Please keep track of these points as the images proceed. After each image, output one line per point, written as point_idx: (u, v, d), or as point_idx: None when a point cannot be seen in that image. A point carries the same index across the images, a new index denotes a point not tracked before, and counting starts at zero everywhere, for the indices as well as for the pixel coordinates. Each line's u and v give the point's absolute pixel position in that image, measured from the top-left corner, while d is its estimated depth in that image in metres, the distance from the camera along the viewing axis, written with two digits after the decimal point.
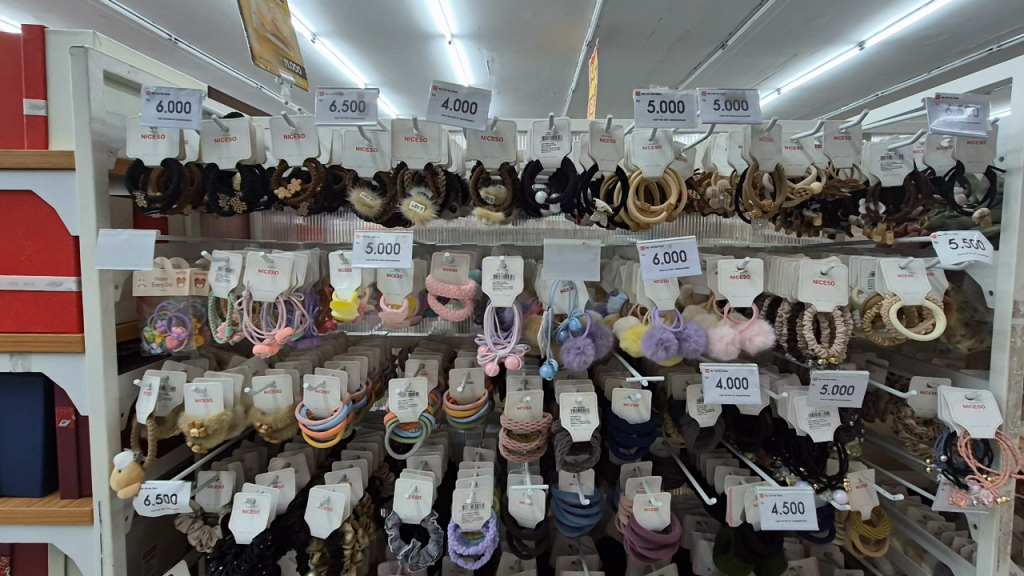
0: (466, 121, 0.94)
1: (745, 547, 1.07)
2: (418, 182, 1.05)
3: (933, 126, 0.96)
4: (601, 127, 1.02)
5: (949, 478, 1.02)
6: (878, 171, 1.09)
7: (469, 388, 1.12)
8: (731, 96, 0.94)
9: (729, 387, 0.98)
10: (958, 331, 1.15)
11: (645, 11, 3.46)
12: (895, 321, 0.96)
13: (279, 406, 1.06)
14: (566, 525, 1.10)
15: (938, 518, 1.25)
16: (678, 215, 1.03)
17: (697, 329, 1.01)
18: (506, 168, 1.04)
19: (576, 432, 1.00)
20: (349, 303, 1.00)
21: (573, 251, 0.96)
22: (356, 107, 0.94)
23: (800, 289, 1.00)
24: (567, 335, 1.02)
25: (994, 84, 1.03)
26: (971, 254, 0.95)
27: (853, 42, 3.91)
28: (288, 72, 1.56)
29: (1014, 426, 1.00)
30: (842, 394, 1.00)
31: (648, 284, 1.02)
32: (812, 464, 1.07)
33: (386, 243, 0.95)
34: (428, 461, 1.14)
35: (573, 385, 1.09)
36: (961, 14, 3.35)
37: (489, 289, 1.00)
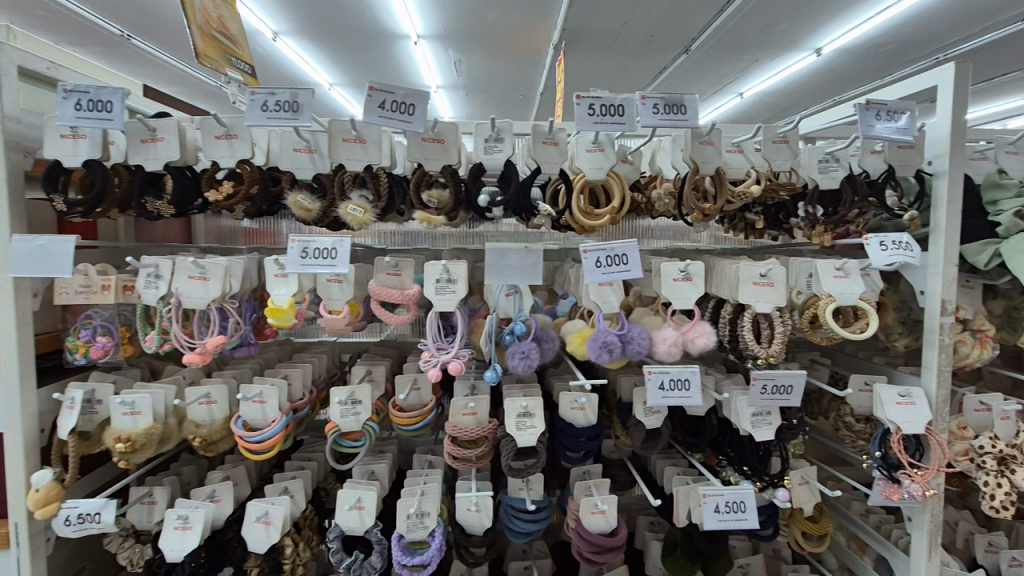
0: (405, 122, 0.92)
1: (690, 548, 1.08)
2: (359, 184, 1.02)
3: (865, 132, 0.99)
4: (543, 130, 1.01)
5: (883, 473, 1.04)
6: (816, 174, 1.11)
7: (415, 395, 1.10)
8: (669, 100, 0.95)
9: (671, 389, 0.99)
10: (895, 330, 1.20)
11: (610, 15, 3.50)
12: (831, 321, 0.99)
13: (214, 417, 1.02)
14: (515, 532, 1.10)
15: (880, 512, 1.29)
16: (621, 218, 1.04)
17: (641, 331, 1.01)
18: (449, 170, 1.01)
19: (521, 438, 0.99)
20: (285, 309, 0.96)
21: (514, 255, 0.95)
22: (289, 107, 0.92)
23: (741, 291, 1.01)
24: (513, 340, 1.01)
25: (922, 91, 1.07)
26: (900, 255, 0.98)
27: (811, 49, 4.03)
28: (236, 71, 1.51)
29: (943, 421, 1.04)
30: (781, 394, 1.02)
31: (594, 287, 1.03)
32: (756, 463, 1.08)
33: (322, 247, 0.92)
34: (375, 470, 1.12)
35: (521, 389, 1.08)
36: (910, 23, 3.50)
37: (431, 293, 0.98)
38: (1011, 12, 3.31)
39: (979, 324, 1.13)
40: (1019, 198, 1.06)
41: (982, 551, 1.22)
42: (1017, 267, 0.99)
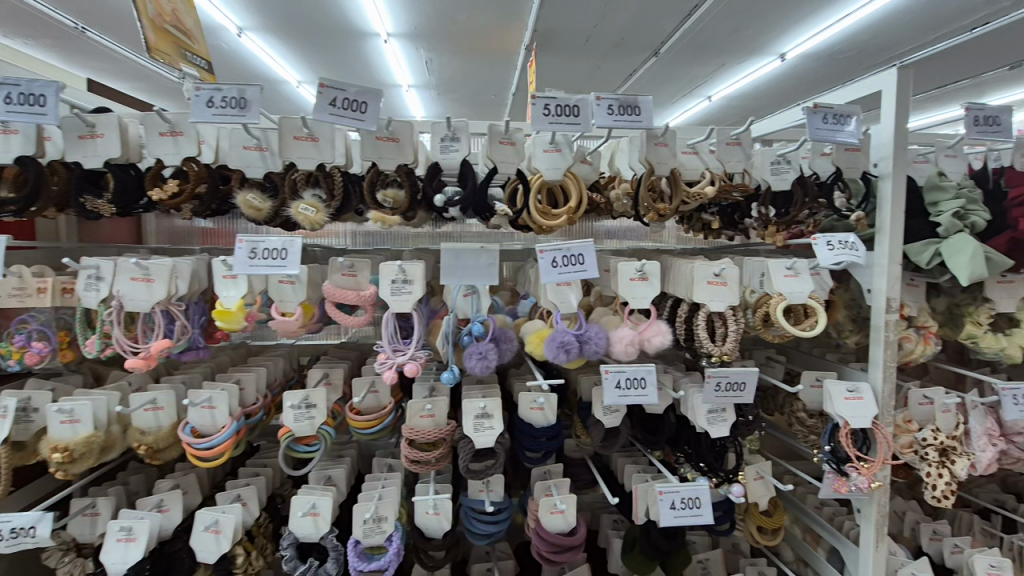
0: (356, 120, 0.90)
1: (649, 544, 1.11)
2: (311, 183, 1.00)
3: (814, 135, 1.02)
4: (500, 129, 1.01)
5: (833, 466, 1.08)
6: (768, 176, 1.13)
7: (373, 398, 1.08)
8: (623, 101, 0.96)
9: (628, 388, 1.00)
10: (845, 326, 1.24)
11: (580, 17, 3.54)
12: (782, 319, 1.01)
13: (161, 424, 0.99)
14: (475, 534, 1.09)
15: (833, 505, 1.33)
16: (578, 218, 1.04)
17: (598, 331, 1.02)
18: (404, 169, 1.00)
19: (479, 439, 0.98)
20: (233, 312, 0.95)
21: (470, 255, 0.95)
22: (236, 103, 0.89)
23: (696, 290, 1.03)
24: (471, 341, 1.00)
25: (866, 96, 1.11)
26: (847, 254, 1.01)
27: (775, 54, 4.14)
28: (191, 66, 1.45)
29: (888, 415, 1.07)
30: (735, 390, 1.04)
31: (552, 287, 1.03)
32: (712, 460, 1.10)
33: (272, 247, 0.90)
34: (332, 475, 1.10)
35: (480, 390, 1.07)
36: (869, 30, 3.62)
37: (387, 294, 0.96)
38: (962, 21, 3.46)
39: (923, 321, 1.18)
40: (958, 200, 1.10)
41: (927, 539, 1.27)
42: (955, 266, 1.04)
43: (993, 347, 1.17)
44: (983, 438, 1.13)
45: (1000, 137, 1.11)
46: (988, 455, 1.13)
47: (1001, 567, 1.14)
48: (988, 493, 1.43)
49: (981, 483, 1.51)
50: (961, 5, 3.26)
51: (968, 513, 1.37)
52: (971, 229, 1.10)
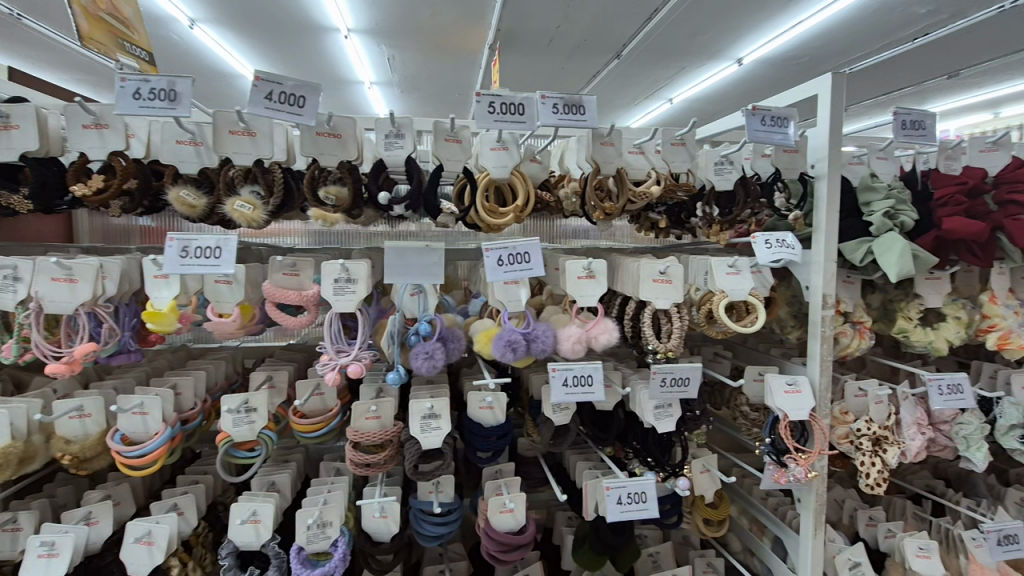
0: (294, 114, 0.88)
1: (598, 541, 1.12)
2: (249, 179, 0.97)
3: (753, 137, 1.05)
4: (446, 127, 1.00)
5: (773, 458, 1.11)
6: (712, 176, 1.17)
7: (317, 400, 1.05)
8: (568, 100, 0.96)
9: (574, 385, 1.00)
10: (788, 322, 1.28)
11: (545, 18, 3.55)
12: (723, 316, 1.04)
13: (88, 431, 0.94)
14: (424, 536, 1.08)
15: (777, 495, 1.37)
16: (526, 216, 1.04)
17: (545, 330, 1.02)
18: (346, 166, 0.98)
19: (426, 440, 0.97)
20: (164, 314, 0.91)
21: (415, 254, 0.93)
22: (165, 96, 0.85)
23: (642, 288, 1.04)
24: (417, 340, 0.99)
25: (804, 100, 1.15)
26: (784, 252, 1.05)
27: (733, 59, 4.25)
28: (129, 58, 1.36)
29: (824, 408, 1.11)
30: (679, 385, 1.07)
31: (499, 285, 1.02)
32: (658, 454, 1.12)
33: (205, 245, 0.87)
34: (276, 481, 1.07)
35: (429, 390, 1.06)
36: (820, 37, 3.76)
37: (329, 294, 0.94)
38: (906, 31, 3.63)
39: (858, 316, 1.22)
40: (888, 200, 1.15)
41: (863, 525, 1.33)
42: (885, 263, 1.08)
43: (922, 341, 1.23)
44: (912, 427, 1.19)
45: (925, 141, 1.17)
46: (917, 443, 1.18)
47: (929, 549, 1.20)
48: (920, 479, 1.50)
49: (915, 470, 1.59)
50: (905, 16, 3.41)
51: (901, 498, 1.43)
52: (901, 228, 1.15)
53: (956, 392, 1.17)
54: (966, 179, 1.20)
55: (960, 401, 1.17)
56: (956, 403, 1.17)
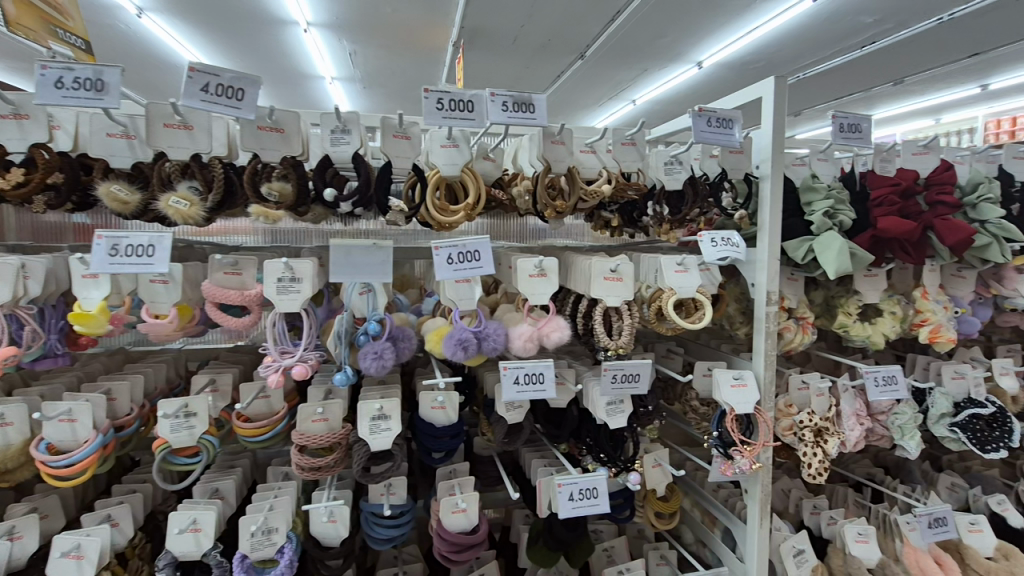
0: (232, 108, 0.85)
1: (552, 537, 1.13)
2: (186, 175, 0.93)
3: (699, 138, 1.07)
4: (394, 123, 0.99)
5: (720, 451, 1.14)
6: (663, 175, 1.19)
7: (263, 403, 1.02)
8: (517, 98, 0.97)
9: (526, 383, 1.01)
10: (737, 319, 1.31)
11: (508, 16, 3.55)
12: (672, 313, 1.06)
13: (10, 441, 0.89)
14: (375, 539, 1.06)
15: (728, 487, 1.41)
16: (477, 214, 1.04)
17: (496, 328, 1.02)
18: (289, 161, 0.95)
19: (376, 441, 0.95)
20: (95, 315, 0.86)
21: (362, 252, 0.91)
22: (91, 85, 0.80)
23: (593, 286, 1.05)
24: (366, 340, 0.97)
25: (750, 102, 1.18)
26: (728, 250, 1.08)
27: (693, 62, 4.35)
28: (63, 45, 1.27)
29: (769, 401, 1.15)
30: (630, 381, 1.08)
31: (450, 284, 1.01)
32: (611, 450, 1.13)
33: (136, 243, 0.83)
34: (219, 487, 1.03)
35: (379, 390, 1.04)
36: (775, 43, 3.88)
37: (272, 294, 0.91)
38: (854, 40, 3.80)
39: (801, 312, 1.27)
40: (828, 200, 1.20)
41: (808, 514, 1.38)
42: (824, 260, 1.12)
43: (860, 335, 1.29)
44: (851, 418, 1.24)
45: (862, 143, 1.22)
46: (855, 433, 1.23)
47: (867, 534, 1.26)
48: (862, 468, 1.57)
49: (857, 459, 1.66)
50: (853, 25, 3.56)
51: (844, 487, 1.49)
52: (840, 227, 1.20)
53: (890, 383, 1.22)
54: (899, 181, 1.25)
55: (894, 392, 1.22)
56: (891, 394, 1.22)
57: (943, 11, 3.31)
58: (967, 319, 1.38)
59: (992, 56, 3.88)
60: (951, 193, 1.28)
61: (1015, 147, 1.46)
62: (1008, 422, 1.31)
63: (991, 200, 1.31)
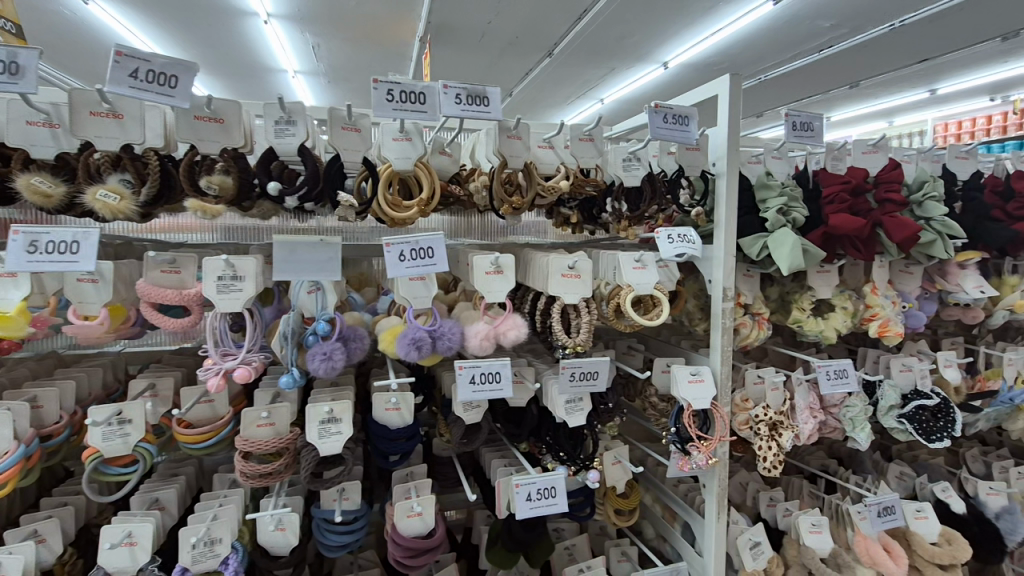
0: (165, 96, 0.80)
1: (510, 538, 1.11)
2: (117, 167, 0.89)
3: (657, 135, 1.07)
4: (342, 114, 0.95)
5: (677, 447, 1.15)
6: (620, 172, 1.19)
7: (206, 408, 0.97)
8: (470, 91, 0.94)
9: (482, 383, 0.99)
10: (696, 315, 1.32)
11: (476, 12, 3.51)
12: (630, 310, 1.06)
13: None
14: (327, 546, 1.02)
15: (688, 481, 1.42)
16: (431, 210, 1.01)
17: (452, 327, 1.00)
18: (229, 154, 0.91)
19: (325, 446, 0.92)
20: (13, 317, 0.80)
21: (308, 249, 0.88)
22: (5, 68, 0.74)
23: (551, 283, 1.03)
24: (316, 341, 0.93)
25: (706, 100, 1.19)
26: (685, 247, 1.08)
27: (659, 62, 4.40)
28: None
29: (725, 396, 1.16)
30: (589, 379, 1.07)
31: (403, 282, 0.98)
32: (570, 448, 1.12)
33: (59, 240, 0.77)
34: (160, 497, 0.98)
35: (331, 392, 1.00)
36: (739, 45, 3.96)
37: (212, 293, 0.86)
38: (813, 44, 3.91)
39: (757, 308, 1.29)
40: (782, 197, 1.22)
41: (765, 506, 1.40)
42: (778, 257, 1.14)
43: (814, 330, 1.32)
44: (805, 411, 1.27)
45: (814, 142, 1.24)
46: (809, 426, 1.26)
47: (820, 525, 1.29)
48: (816, 459, 1.61)
49: (812, 451, 1.70)
50: (812, 29, 3.66)
51: (799, 478, 1.53)
52: (793, 224, 1.22)
53: (842, 377, 1.25)
54: (850, 179, 1.28)
55: (846, 385, 1.25)
56: (842, 388, 1.25)
57: (895, 17, 3.44)
58: (914, 313, 1.41)
59: (939, 61, 4.06)
60: (898, 191, 1.31)
61: (957, 148, 1.51)
62: (951, 412, 1.36)
63: (936, 198, 1.35)
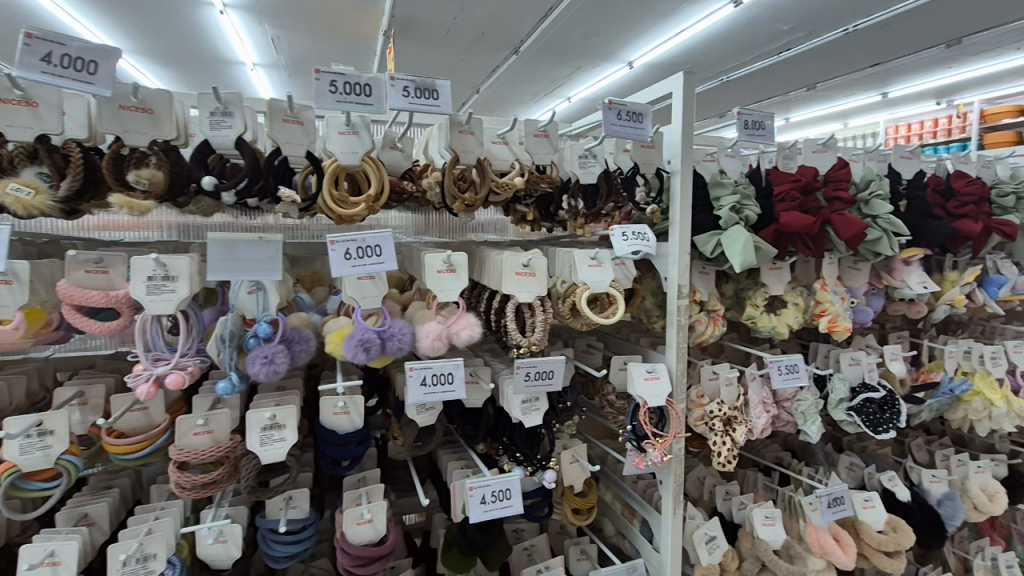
0: (83, 83, 0.74)
1: (465, 542, 1.09)
2: (33, 160, 0.82)
3: (611, 133, 1.06)
4: (283, 106, 0.91)
5: (633, 444, 1.15)
6: (576, 169, 1.17)
7: (140, 416, 0.91)
8: (419, 84, 0.91)
9: (434, 384, 0.96)
10: (654, 312, 1.33)
11: (441, 8, 3.47)
12: (585, 308, 1.05)
13: None
14: (273, 557, 0.98)
15: (646, 478, 1.43)
16: (380, 207, 0.97)
17: (402, 327, 0.97)
18: (159, 146, 0.85)
19: (267, 454, 0.88)
20: None
21: (246, 247, 0.83)
22: None
23: (505, 281, 1.01)
24: (257, 344, 0.89)
25: (660, 98, 1.19)
26: (639, 244, 1.08)
27: (624, 62, 4.44)
28: None
29: (680, 393, 1.17)
30: (544, 378, 1.06)
31: (350, 281, 0.94)
32: (527, 449, 1.10)
33: None
34: (88, 512, 0.92)
35: (275, 397, 0.96)
36: (701, 47, 4.03)
37: (141, 295, 0.81)
38: (771, 46, 4.01)
39: (712, 305, 1.30)
40: (735, 195, 1.24)
41: (720, 500, 1.42)
42: (731, 254, 1.15)
43: (767, 326, 1.34)
44: (759, 406, 1.29)
45: (766, 141, 1.26)
46: (762, 420, 1.28)
47: (774, 517, 1.32)
48: (771, 452, 1.65)
49: (768, 444, 1.74)
50: (771, 32, 3.75)
51: (754, 471, 1.56)
52: (746, 221, 1.24)
53: (793, 372, 1.27)
54: (800, 177, 1.31)
55: (797, 380, 1.28)
56: (794, 382, 1.27)
57: (849, 23, 3.56)
58: (862, 309, 1.45)
59: (891, 66, 4.21)
60: (845, 190, 1.34)
61: (902, 148, 1.57)
62: (896, 404, 1.40)
63: (881, 197, 1.39)
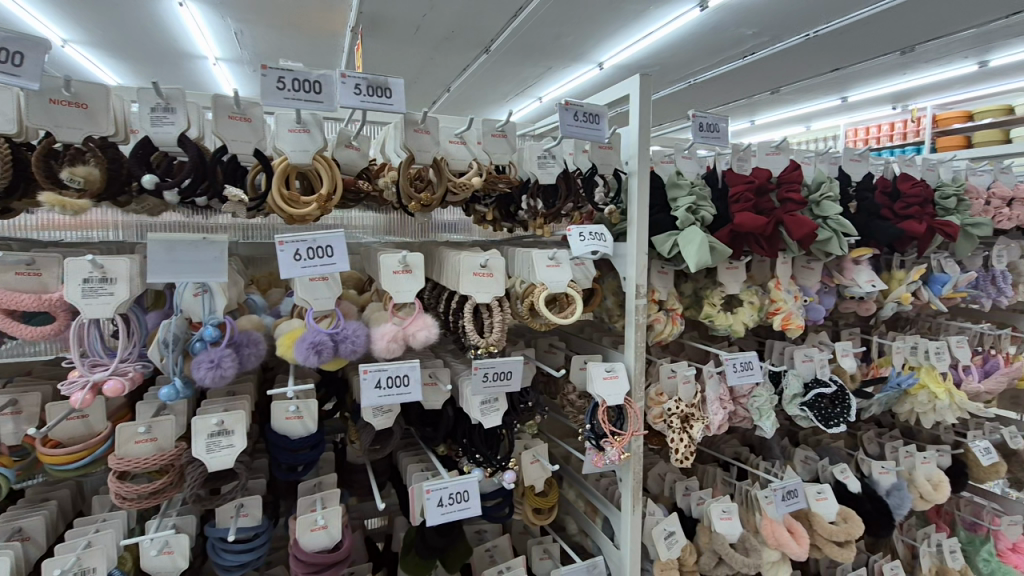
0: (7, 74, 0.70)
1: (424, 545, 1.08)
2: None
3: (568, 133, 1.06)
4: (229, 102, 0.88)
5: (592, 443, 1.16)
6: (535, 169, 1.17)
7: (78, 424, 0.88)
8: (372, 82, 0.90)
9: (389, 387, 0.95)
10: (614, 311, 1.34)
11: (409, 6, 3.43)
12: (544, 308, 1.05)
13: None
14: (223, 567, 0.95)
15: (608, 476, 1.44)
16: (333, 206, 0.95)
17: (356, 329, 0.95)
18: (97, 142, 0.82)
19: (214, 460, 0.85)
20: None
21: (188, 248, 0.81)
22: None
23: (463, 282, 1.00)
24: (202, 348, 0.86)
25: (617, 100, 1.20)
26: (596, 244, 1.09)
27: (594, 63, 4.48)
28: None
29: (638, 391, 1.19)
30: (502, 379, 1.06)
31: (301, 282, 0.92)
32: (486, 450, 1.10)
33: None
34: (23, 526, 0.88)
35: (223, 402, 0.93)
36: (669, 49, 4.10)
37: (75, 297, 0.77)
38: (736, 50, 4.10)
39: (671, 304, 1.32)
40: (691, 196, 1.26)
41: (680, 495, 1.44)
42: (687, 254, 1.17)
43: (724, 324, 1.37)
44: (716, 402, 1.31)
45: (720, 143, 1.28)
46: (719, 416, 1.30)
47: (730, 511, 1.34)
48: (730, 448, 1.69)
49: (727, 439, 1.77)
50: (736, 36, 3.84)
51: (714, 467, 1.59)
52: (702, 222, 1.26)
53: (748, 369, 1.30)
54: (753, 179, 1.34)
55: (751, 376, 1.31)
56: (748, 379, 1.30)
57: (810, 28, 3.66)
58: (813, 307, 1.50)
59: (849, 71, 4.35)
60: (797, 191, 1.38)
61: (851, 150, 1.62)
62: (847, 398, 1.45)
63: (832, 198, 1.43)
